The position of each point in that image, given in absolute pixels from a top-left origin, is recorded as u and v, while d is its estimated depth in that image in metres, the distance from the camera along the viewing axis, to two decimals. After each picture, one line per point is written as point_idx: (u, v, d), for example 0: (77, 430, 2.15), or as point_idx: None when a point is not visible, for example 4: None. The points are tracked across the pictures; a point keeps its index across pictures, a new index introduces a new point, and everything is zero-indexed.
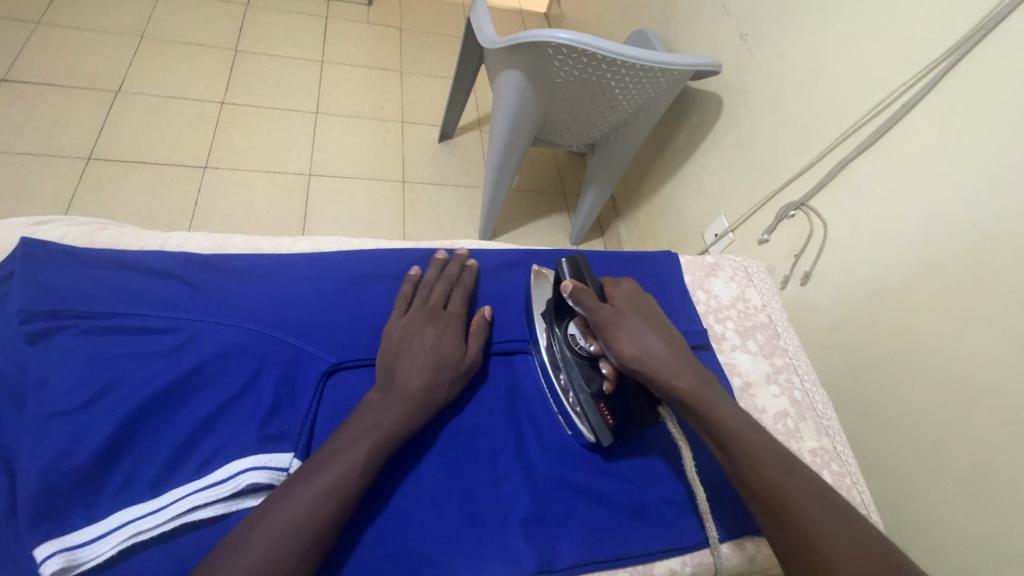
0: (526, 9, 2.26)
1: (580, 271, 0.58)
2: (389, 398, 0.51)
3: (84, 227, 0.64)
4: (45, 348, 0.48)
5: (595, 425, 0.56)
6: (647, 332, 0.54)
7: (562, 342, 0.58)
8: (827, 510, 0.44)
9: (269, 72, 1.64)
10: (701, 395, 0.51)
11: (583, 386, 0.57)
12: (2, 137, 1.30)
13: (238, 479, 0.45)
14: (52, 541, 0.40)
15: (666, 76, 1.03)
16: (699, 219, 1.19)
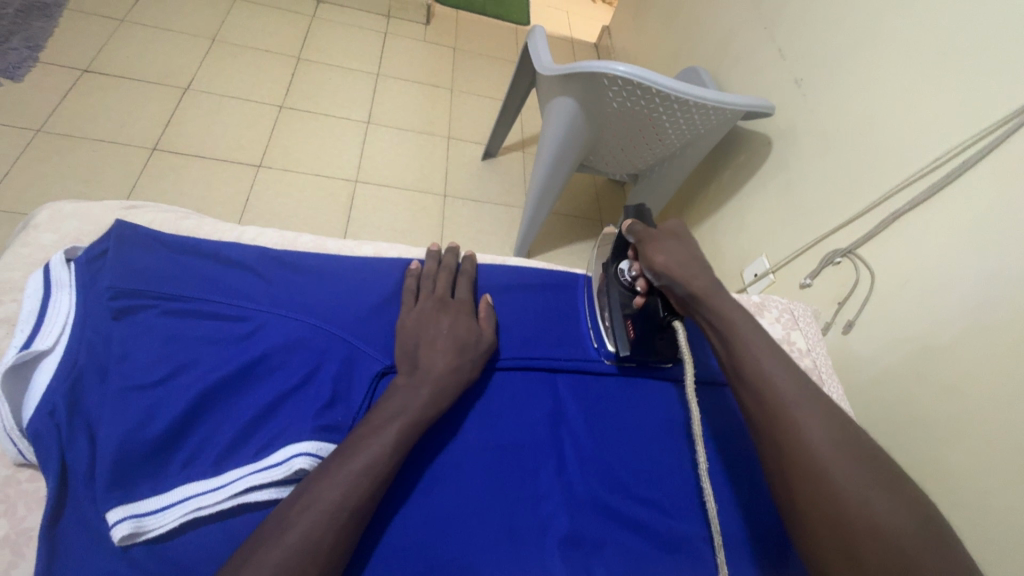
0: (576, 39, 2.32)
1: (640, 214, 0.68)
2: (415, 378, 0.53)
3: (170, 215, 0.69)
4: (128, 324, 0.50)
5: (618, 336, 0.66)
6: (677, 251, 0.61)
7: (613, 275, 0.70)
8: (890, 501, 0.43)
9: (327, 80, 1.72)
10: (713, 298, 0.57)
11: (618, 307, 0.68)
12: (78, 122, 1.39)
13: (290, 463, 0.46)
14: (123, 507, 0.42)
15: (719, 115, 1.05)
16: (738, 257, 1.19)
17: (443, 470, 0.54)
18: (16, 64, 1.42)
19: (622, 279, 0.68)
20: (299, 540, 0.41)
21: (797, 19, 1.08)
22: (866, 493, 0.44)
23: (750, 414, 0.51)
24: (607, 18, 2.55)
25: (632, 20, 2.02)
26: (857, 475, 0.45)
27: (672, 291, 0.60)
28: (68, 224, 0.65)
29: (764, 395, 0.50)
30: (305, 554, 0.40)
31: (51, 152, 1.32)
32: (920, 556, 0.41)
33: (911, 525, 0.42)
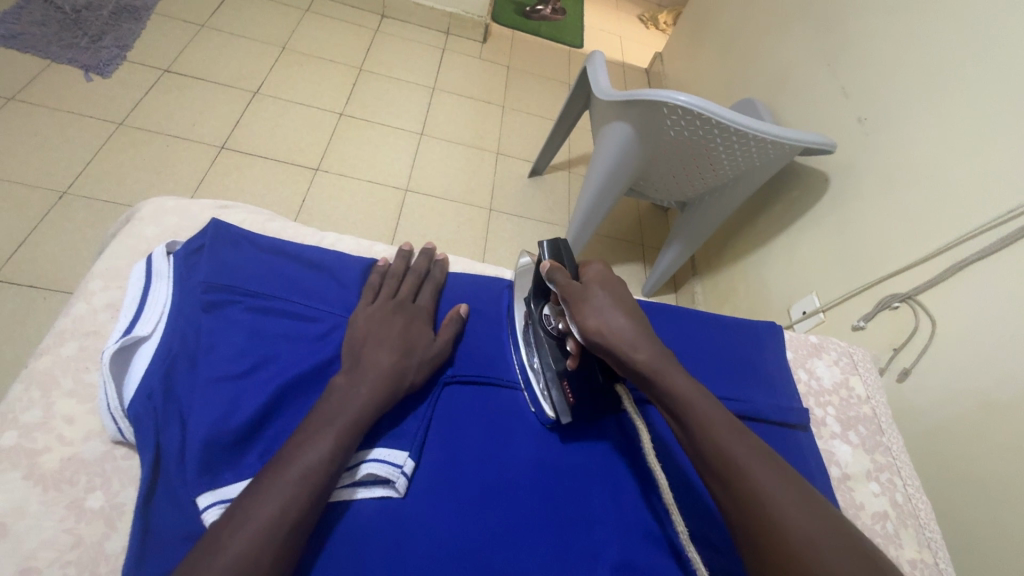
0: (629, 63, 2.35)
1: (559, 254, 0.58)
2: (358, 376, 0.51)
3: (258, 215, 0.73)
4: (216, 317, 0.53)
5: (556, 401, 0.57)
6: (613, 309, 0.51)
7: (536, 323, 0.60)
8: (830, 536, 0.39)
9: (385, 91, 1.78)
10: (663, 370, 0.48)
11: (550, 365, 0.58)
12: (155, 118, 1.48)
13: (361, 468, 0.50)
14: (211, 492, 0.44)
15: (776, 150, 1.04)
16: (786, 294, 1.16)
17: (499, 484, 0.53)
18: (105, 61, 1.53)
19: (550, 328, 0.59)
20: (267, 523, 0.41)
21: (864, 58, 1.07)
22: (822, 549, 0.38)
23: (723, 507, 0.43)
24: (659, 44, 2.57)
25: (686, 49, 2.03)
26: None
27: (614, 362, 0.51)
28: (167, 218, 0.69)
29: (733, 485, 0.42)
30: (273, 537, 0.40)
31: (130, 144, 1.41)
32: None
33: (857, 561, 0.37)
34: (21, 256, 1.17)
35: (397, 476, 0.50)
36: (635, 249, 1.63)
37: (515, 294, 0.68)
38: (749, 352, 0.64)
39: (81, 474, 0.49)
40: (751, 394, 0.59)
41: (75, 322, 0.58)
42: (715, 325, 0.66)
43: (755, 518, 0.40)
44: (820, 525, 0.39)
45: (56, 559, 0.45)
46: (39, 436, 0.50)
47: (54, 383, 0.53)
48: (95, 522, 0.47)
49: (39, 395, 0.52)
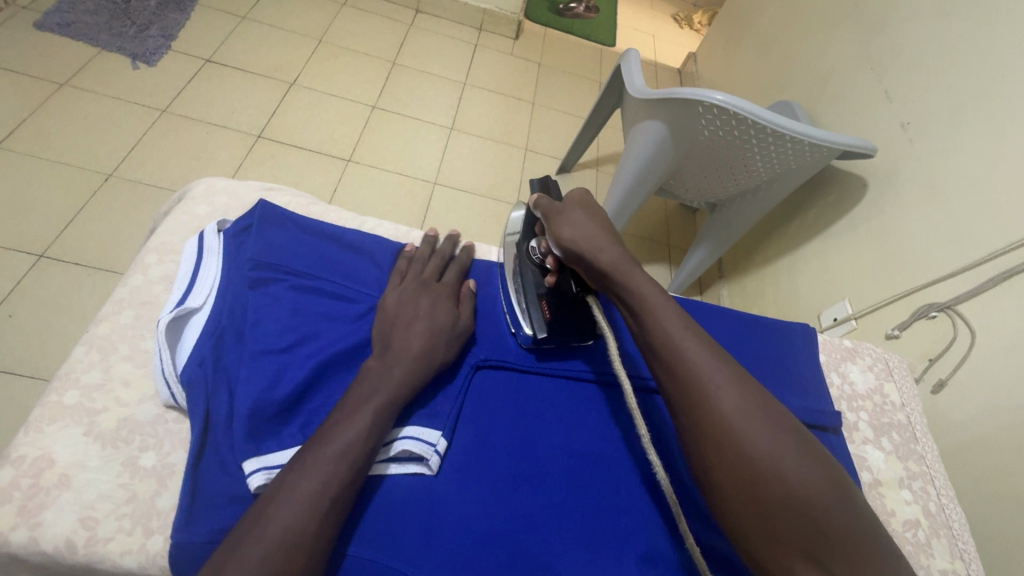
0: (661, 63, 2.33)
1: (546, 187, 0.66)
2: (388, 359, 0.53)
3: (303, 199, 0.75)
4: (262, 293, 0.56)
5: (534, 317, 0.61)
6: (584, 221, 0.54)
7: (522, 253, 0.66)
8: (760, 419, 0.40)
9: (418, 85, 1.81)
10: (622, 268, 0.50)
11: (532, 285, 0.63)
12: (197, 106, 1.53)
13: (396, 445, 0.51)
14: (255, 459, 0.46)
15: (814, 152, 1.02)
16: (817, 299, 1.14)
17: (529, 469, 0.54)
18: (152, 49, 1.58)
19: (532, 256, 0.64)
20: (308, 499, 0.42)
21: (910, 62, 1.04)
22: (751, 421, 0.40)
23: (665, 388, 0.45)
24: (693, 45, 2.54)
25: (721, 50, 2.01)
26: (773, 438, 0.40)
27: (580, 266, 0.53)
28: (218, 198, 0.72)
29: (675, 367, 0.44)
30: (315, 513, 0.42)
31: (172, 130, 1.46)
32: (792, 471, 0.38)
33: (785, 442, 0.40)
34: (69, 234, 1.22)
35: (430, 454, 0.51)
36: (661, 250, 1.62)
37: (506, 240, 0.73)
38: (780, 352, 0.63)
39: (136, 435, 0.52)
40: (782, 394, 0.58)
41: (132, 292, 0.61)
42: (745, 323, 0.65)
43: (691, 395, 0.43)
44: (747, 400, 0.41)
45: (114, 511, 0.47)
46: (98, 397, 0.52)
47: (112, 348, 0.56)
48: (148, 479, 0.50)
49: (99, 358, 0.55)
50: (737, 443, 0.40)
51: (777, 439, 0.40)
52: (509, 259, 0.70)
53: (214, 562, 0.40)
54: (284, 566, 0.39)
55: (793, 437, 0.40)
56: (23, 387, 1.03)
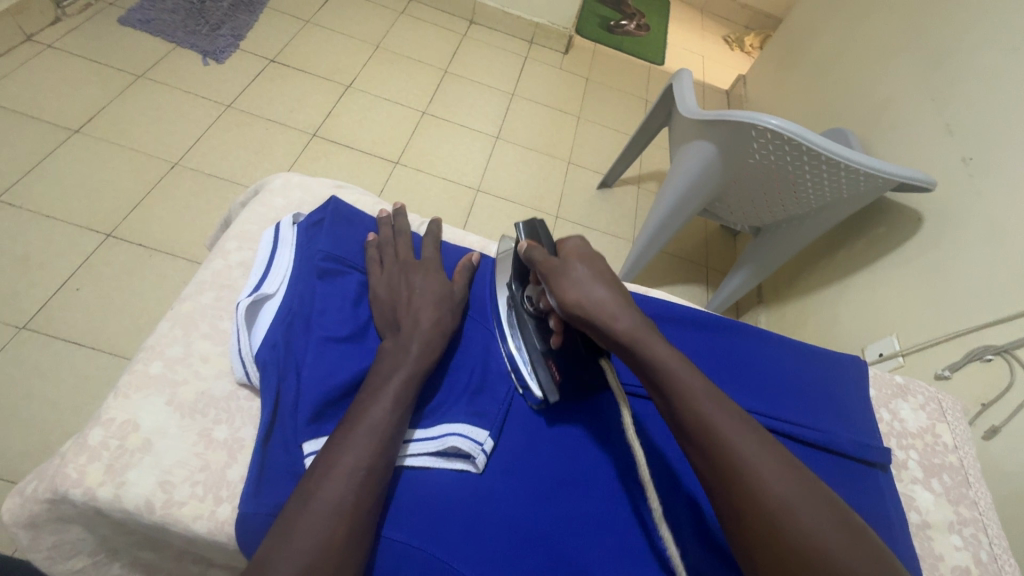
0: (709, 84, 2.32)
1: (535, 234, 0.60)
2: (403, 337, 0.54)
3: (370, 198, 0.79)
4: (330, 284, 0.59)
5: (544, 380, 0.56)
6: (592, 282, 0.51)
7: (519, 304, 0.60)
8: (808, 506, 0.39)
9: (468, 94, 1.85)
10: (641, 339, 0.48)
11: (536, 347, 0.58)
12: (259, 103, 1.60)
13: (444, 439, 0.53)
14: (314, 439, 0.49)
15: (868, 182, 1.00)
16: (861, 332, 1.11)
17: (571, 475, 0.55)
18: (221, 48, 1.67)
19: (529, 307, 0.59)
20: (346, 472, 0.44)
21: (973, 96, 1.02)
22: (794, 507, 0.39)
23: (701, 474, 0.43)
24: (742, 67, 2.52)
25: (773, 74, 1.99)
26: (828, 525, 0.38)
27: (593, 332, 0.51)
28: (292, 192, 0.76)
29: (715, 454, 0.42)
30: (357, 490, 0.44)
31: (235, 125, 1.54)
32: (847, 561, 0.37)
33: (835, 529, 0.39)
34: (134, 216, 1.29)
35: (477, 452, 0.53)
36: (699, 271, 1.60)
37: (495, 276, 0.66)
38: (829, 382, 0.62)
39: (211, 407, 0.55)
40: (830, 425, 0.57)
41: (213, 275, 0.64)
42: (795, 351, 0.64)
43: (736, 487, 0.40)
44: (793, 483, 0.40)
45: (189, 477, 0.50)
46: (180, 369, 0.56)
47: (194, 325, 0.59)
48: (220, 450, 0.53)
49: (182, 333, 0.59)
50: (790, 529, 0.38)
51: (825, 525, 0.39)
52: (501, 303, 0.63)
53: (269, 534, 0.42)
54: (330, 541, 0.41)
55: (841, 522, 0.39)
56: (83, 358, 1.09)
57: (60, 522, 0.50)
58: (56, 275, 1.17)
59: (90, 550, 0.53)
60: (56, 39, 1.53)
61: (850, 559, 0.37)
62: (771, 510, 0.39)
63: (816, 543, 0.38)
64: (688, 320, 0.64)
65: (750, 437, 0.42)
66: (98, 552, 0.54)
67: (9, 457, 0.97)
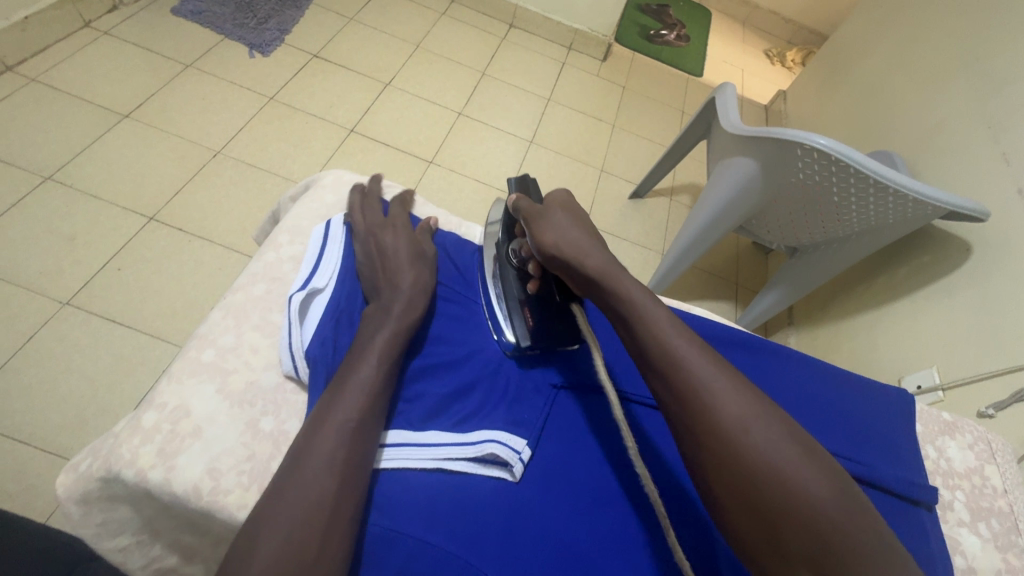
0: (748, 98, 2.29)
1: (526, 186, 0.66)
2: (384, 297, 0.58)
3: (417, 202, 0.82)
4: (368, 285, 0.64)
5: (517, 324, 0.61)
6: (569, 225, 0.55)
7: (502, 253, 0.66)
8: (760, 424, 0.38)
9: (504, 97, 1.86)
10: (608, 273, 0.50)
11: (513, 291, 0.63)
12: (300, 97, 1.63)
13: (483, 445, 0.52)
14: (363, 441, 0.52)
15: (915, 208, 0.97)
16: (899, 362, 1.07)
17: (612, 491, 0.52)
18: (267, 41, 1.71)
19: (512, 259, 0.65)
20: (335, 428, 0.47)
21: None
22: (746, 422, 0.38)
23: (660, 399, 0.43)
24: (783, 82, 2.48)
25: (815, 91, 1.95)
26: (784, 444, 0.37)
27: (567, 272, 0.54)
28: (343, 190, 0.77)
29: (669, 377, 0.42)
30: (348, 441, 0.46)
31: (276, 117, 1.57)
32: (791, 473, 0.36)
33: (791, 447, 0.37)
34: (176, 202, 1.33)
35: (515, 461, 0.52)
36: (727, 287, 1.58)
37: (485, 252, 0.69)
38: (870, 413, 0.60)
39: (259, 399, 0.56)
40: (873, 460, 0.55)
41: (266, 267, 0.66)
42: (835, 378, 0.63)
43: (691, 407, 0.40)
44: (747, 401, 0.39)
45: (235, 466, 0.51)
46: (230, 358, 0.57)
47: (246, 316, 0.61)
48: (266, 442, 0.54)
49: (234, 323, 0.60)
50: (740, 444, 0.37)
51: (776, 441, 0.37)
52: (490, 284, 0.66)
53: (268, 489, 0.44)
54: (327, 492, 0.43)
55: (795, 440, 0.38)
56: (121, 337, 1.12)
57: (110, 500, 0.52)
58: (100, 255, 1.20)
59: (135, 529, 0.55)
60: (112, 26, 1.59)
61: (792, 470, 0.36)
62: (727, 426, 0.38)
63: (763, 454, 0.37)
64: (711, 337, 0.64)
65: (705, 358, 0.42)
66: (140, 533, 0.56)
67: (47, 429, 1.00)
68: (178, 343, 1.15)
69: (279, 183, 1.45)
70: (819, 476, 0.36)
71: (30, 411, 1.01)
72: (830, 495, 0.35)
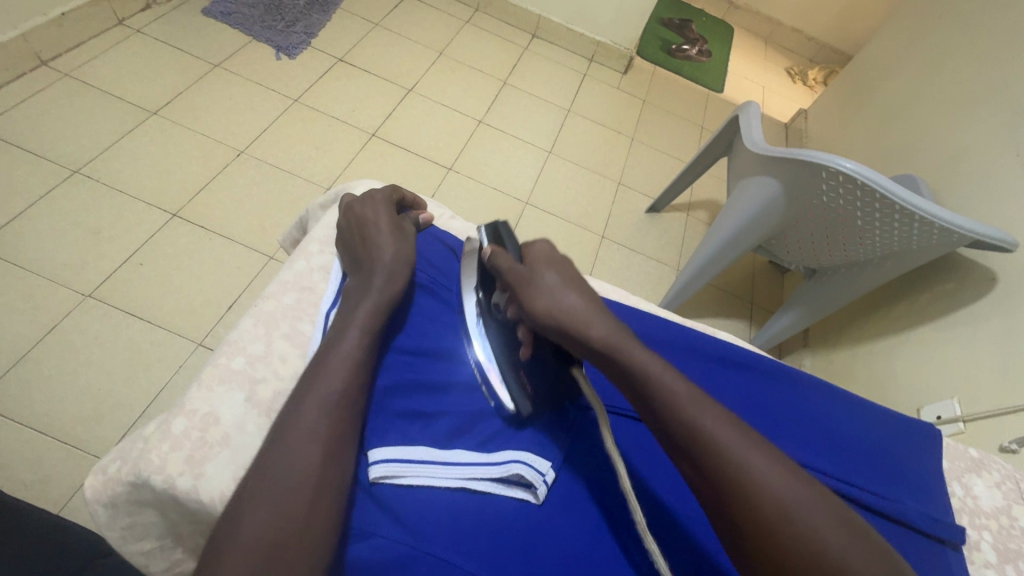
0: (768, 115, 2.28)
1: (498, 236, 0.58)
2: (366, 272, 0.57)
3: (445, 214, 0.83)
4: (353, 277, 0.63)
5: (514, 391, 0.53)
6: (562, 288, 0.50)
7: (484, 309, 0.57)
8: (804, 504, 0.37)
9: (524, 107, 1.86)
10: (618, 345, 0.46)
11: (502, 355, 0.55)
12: (324, 100, 1.65)
13: (508, 466, 0.50)
14: (382, 452, 0.49)
15: (940, 235, 0.96)
16: (919, 391, 1.05)
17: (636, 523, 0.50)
18: (294, 45, 1.73)
19: (496, 315, 0.56)
20: (324, 418, 0.46)
21: None
22: (791, 506, 0.37)
23: (693, 483, 0.40)
24: (804, 101, 2.47)
25: (837, 111, 1.94)
26: (832, 531, 0.36)
27: (570, 343, 0.49)
28: None
29: (704, 464, 0.39)
30: (335, 432, 0.46)
31: (299, 119, 1.58)
32: (842, 557, 0.35)
33: (834, 526, 0.37)
34: (198, 200, 1.35)
35: (540, 483, 0.50)
36: (742, 306, 1.56)
37: (464, 250, 0.66)
38: (894, 445, 0.59)
39: None
40: (900, 495, 0.54)
41: (296, 276, 0.67)
42: (863, 411, 0.62)
43: (736, 508, 0.37)
44: (784, 479, 0.38)
45: None
46: (260, 366, 0.58)
47: (275, 325, 0.61)
48: None
49: (264, 331, 0.60)
50: (794, 547, 0.35)
51: (822, 522, 0.36)
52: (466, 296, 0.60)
53: (256, 460, 0.44)
54: (313, 468, 0.43)
55: (834, 515, 0.37)
56: (140, 332, 1.14)
57: (136, 504, 0.53)
58: (122, 250, 1.22)
59: (159, 534, 0.57)
60: (143, 25, 1.62)
61: (843, 553, 0.35)
62: (779, 525, 0.36)
63: (816, 543, 0.35)
64: (737, 363, 0.64)
65: (736, 434, 0.40)
66: (164, 537, 0.57)
67: (63, 420, 1.01)
68: (195, 341, 1.16)
69: (300, 185, 1.46)
70: (869, 559, 0.35)
71: (48, 402, 1.02)
72: (883, 574, 0.35)
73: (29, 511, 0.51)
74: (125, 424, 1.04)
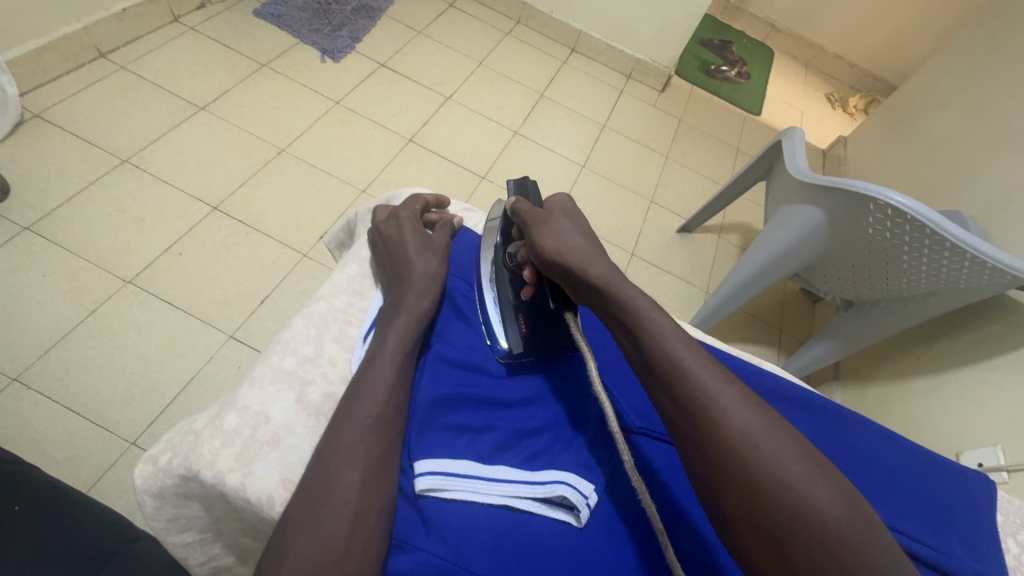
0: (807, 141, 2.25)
1: (524, 190, 0.66)
2: (401, 291, 0.59)
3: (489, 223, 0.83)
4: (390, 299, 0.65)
5: (511, 329, 0.60)
6: (570, 231, 0.55)
7: (498, 255, 0.65)
8: (774, 438, 0.37)
9: (559, 120, 1.87)
10: (612, 282, 0.49)
11: (507, 291, 0.62)
12: (365, 104, 1.68)
13: (552, 487, 0.49)
14: (428, 465, 0.49)
15: (990, 275, 0.92)
16: (960, 434, 1.01)
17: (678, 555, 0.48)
18: (339, 48, 1.77)
19: (508, 262, 0.63)
20: (370, 430, 0.46)
21: None
22: (760, 435, 0.37)
23: (667, 412, 0.41)
24: (844, 128, 2.43)
25: (879, 140, 1.90)
26: (795, 462, 0.36)
27: (567, 278, 0.53)
28: None
29: (678, 388, 0.41)
30: (378, 444, 0.46)
31: (340, 121, 1.61)
32: (804, 487, 0.35)
33: (801, 461, 0.37)
34: (239, 195, 1.38)
35: (583, 505, 0.48)
36: (771, 333, 1.53)
37: (483, 238, 0.69)
38: (945, 495, 0.56)
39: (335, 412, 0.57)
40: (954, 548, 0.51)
41: (349, 280, 0.67)
42: (915, 457, 0.60)
43: (691, 406, 0.39)
44: (758, 414, 0.39)
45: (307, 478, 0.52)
46: (310, 368, 0.58)
47: (327, 327, 0.62)
48: None
49: (315, 333, 0.61)
50: (748, 465, 0.36)
51: (786, 451, 0.37)
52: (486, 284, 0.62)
53: (303, 480, 0.44)
54: (356, 486, 0.43)
55: (804, 454, 0.37)
56: (175, 321, 1.16)
57: (183, 498, 0.54)
58: (163, 239, 1.25)
59: (201, 528, 0.58)
60: (198, 23, 1.67)
61: (806, 484, 0.35)
62: (725, 422, 0.38)
63: (778, 469, 0.36)
64: (786, 398, 0.62)
65: (712, 368, 0.41)
66: (205, 530, 0.58)
67: (96, 401, 1.04)
68: (227, 332, 1.18)
69: (337, 185, 1.48)
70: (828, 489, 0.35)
71: (83, 383, 1.05)
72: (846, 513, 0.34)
73: (74, 497, 0.52)
74: (154, 409, 1.06)
